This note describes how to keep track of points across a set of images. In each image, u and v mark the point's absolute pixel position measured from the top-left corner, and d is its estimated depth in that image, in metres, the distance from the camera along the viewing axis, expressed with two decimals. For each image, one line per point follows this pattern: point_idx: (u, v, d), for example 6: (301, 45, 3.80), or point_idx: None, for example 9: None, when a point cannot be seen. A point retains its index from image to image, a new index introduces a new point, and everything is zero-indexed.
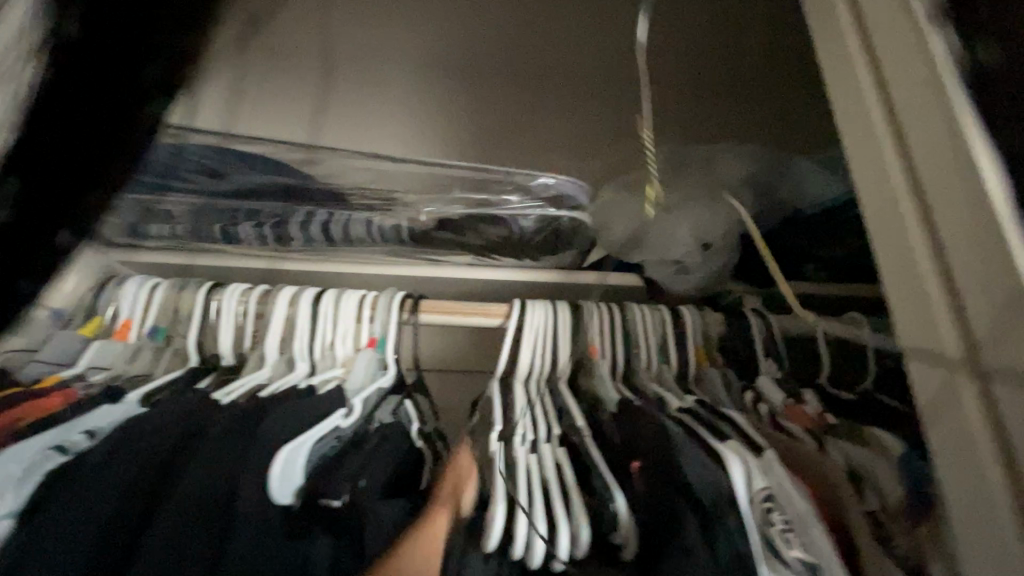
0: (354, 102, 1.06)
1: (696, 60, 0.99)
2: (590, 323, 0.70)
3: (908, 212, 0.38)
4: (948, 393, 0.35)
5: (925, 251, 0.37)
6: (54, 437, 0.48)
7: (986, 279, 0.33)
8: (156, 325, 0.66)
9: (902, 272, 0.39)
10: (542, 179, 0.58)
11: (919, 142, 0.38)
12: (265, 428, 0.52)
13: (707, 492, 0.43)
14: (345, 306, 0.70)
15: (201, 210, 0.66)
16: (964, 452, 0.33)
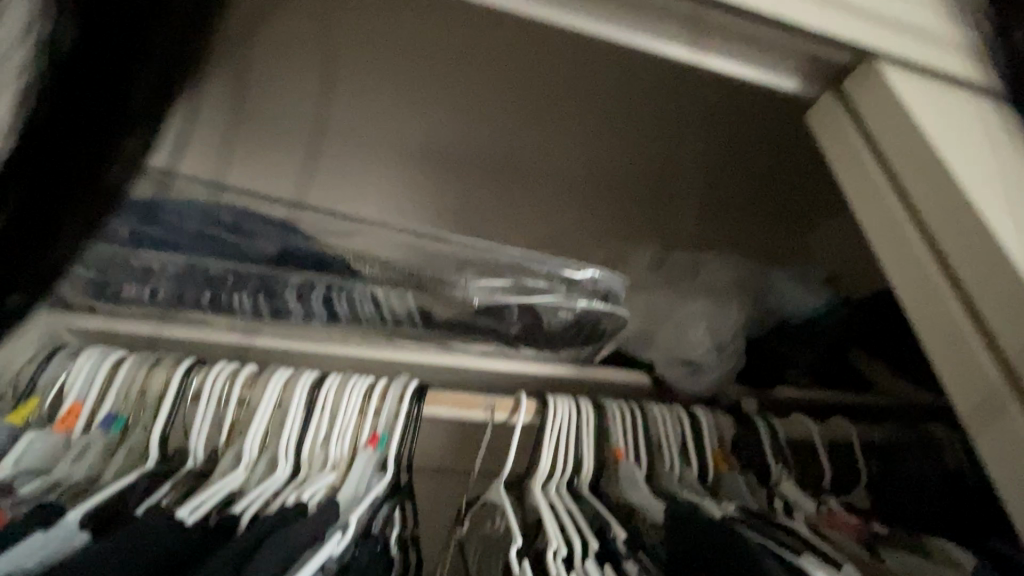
0: (331, 170, 0.96)
1: (677, 176, 1.07)
2: (613, 422, 0.68)
3: (960, 318, 0.46)
4: None
5: (986, 352, 0.44)
6: None
7: None
8: (114, 412, 0.55)
9: (962, 373, 0.46)
10: (591, 273, 0.59)
11: (965, 263, 0.46)
12: (268, 553, 0.40)
13: None
14: (349, 396, 0.60)
15: (190, 277, 0.56)
16: None
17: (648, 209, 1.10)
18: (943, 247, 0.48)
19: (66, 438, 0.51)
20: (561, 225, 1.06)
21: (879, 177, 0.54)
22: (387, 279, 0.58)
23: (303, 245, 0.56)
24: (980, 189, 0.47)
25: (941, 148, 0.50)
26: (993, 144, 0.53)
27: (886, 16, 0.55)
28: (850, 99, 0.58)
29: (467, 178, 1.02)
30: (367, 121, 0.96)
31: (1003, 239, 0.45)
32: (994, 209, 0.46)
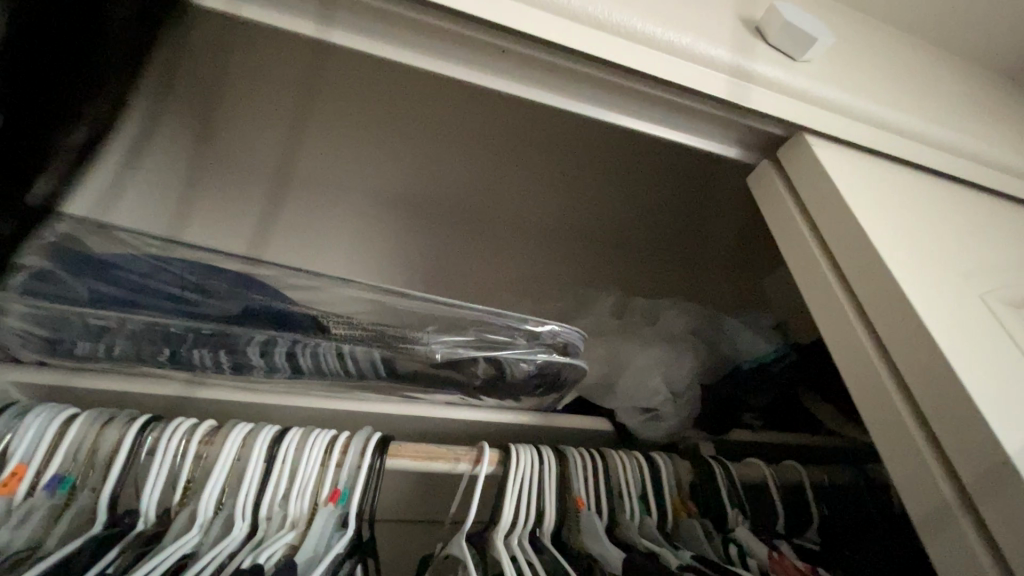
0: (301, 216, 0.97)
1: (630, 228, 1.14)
2: (575, 471, 0.69)
3: (880, 370, 0.49)
4: (945, 513, 0.43)
5: (904, 402, 0.47)
6: None
7: (961, 417, 0.43)
8: (61, 474, 0.53)
9: (883, 422, 0.48)
10: (550, 326, 0.62)
11: (883, 320, 0.50)
12: None
13: None
14: (310, 449, 0.60)
15: (145, 334, 0.55)
16: (964, 556, 0.42)
17: (610, 256, 1.14)
18: (863, 305, 0.52)
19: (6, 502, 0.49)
20: (527, 269, 1.09)
21: (811, 237, 0.59)
22: (352, 334, 0.59)
23: (257, 299, 0.56)
24: (897, 253, 0.53)
25: (863, 215, 0.55)
26: (907, 210, 0.59)
27: (809, 96, 0.62)
28: (784, 167, 0.64)
29: (435, 224, 1.05)
30: (336, 168, 0.98)
31: (917, 299, 0.49)
32: (909, 271, 0.51)
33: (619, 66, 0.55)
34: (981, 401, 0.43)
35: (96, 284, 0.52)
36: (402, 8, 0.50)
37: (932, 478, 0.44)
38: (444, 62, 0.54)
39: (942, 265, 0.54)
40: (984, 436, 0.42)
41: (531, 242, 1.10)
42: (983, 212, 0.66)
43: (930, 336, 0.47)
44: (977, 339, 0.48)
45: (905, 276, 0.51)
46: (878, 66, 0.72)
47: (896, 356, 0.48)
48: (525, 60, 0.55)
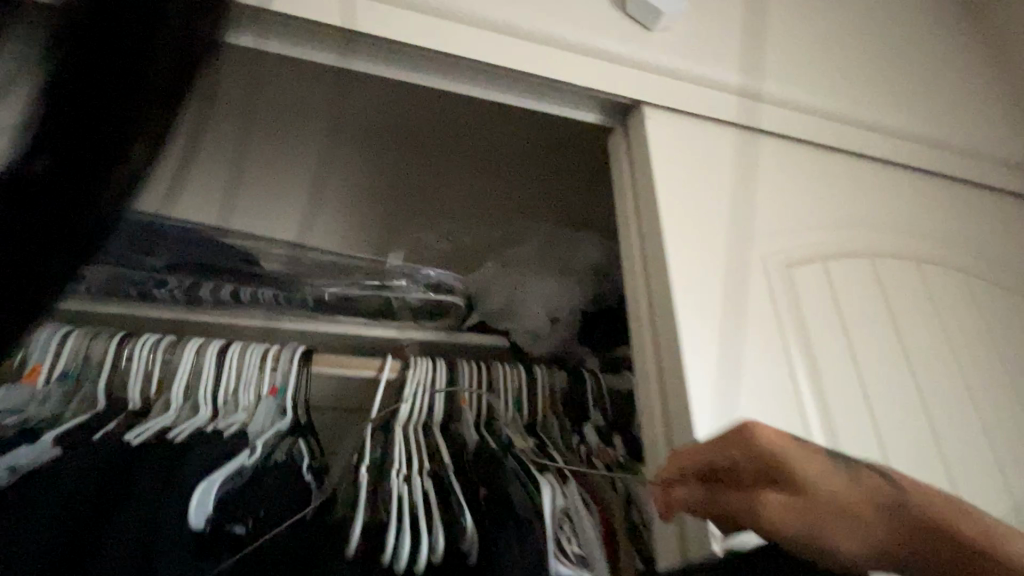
0: (259, 174, 1.15)
1: (542, 174, 1.30)
2: (463, 378, 0.88)
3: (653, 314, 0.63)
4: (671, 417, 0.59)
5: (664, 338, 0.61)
6: None
7: (694, 349, 0.57)
8: (67, 369, 0.74)
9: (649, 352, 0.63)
10: (426, 270, 0.81)
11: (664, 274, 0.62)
12: (178, 464, 0.60)
13: (520, 501, 0.60)
14: (249, 357, 0.80)
15: (117, 279, 0.74)
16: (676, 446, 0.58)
17: (540, 195, 1.30)
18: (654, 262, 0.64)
19: (33, 388, 0.71)
20: (464, 205, 1.24)
21: (630, 201, 0.70)
22: (276, 276, 0.79)
23: (206, 253, 0.74)
24: (677, 218, 0.64)
25: (662, 184, 0.66)
26: (715, 178, 0.69)
27: (644, 71, 0.71)
28: (629, 133, 0.73)
29: (379, 169, 1.22)
30: (284, 130, 1.18)
31: (685, 257, 0.62)
32: (682, 235, 0.63)
33: (462, 56, 0.65)
34: (699, 339, 0.57)
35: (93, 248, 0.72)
36: (271, 18, 0.61)
37: (652, 405, 0.58)
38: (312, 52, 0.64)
39: (719, 230, 0.65)
40: (699, 364, 0.56)
41: (468, 181, 1.26)
42: (807, 176, 0.75)
43: (685, 289, 0.60)
44: (715, 296, 0.60)
45: (682, 238, 0.63)
46: (732, 38, 0.79)
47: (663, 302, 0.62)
48: (385, 51, 0.65)
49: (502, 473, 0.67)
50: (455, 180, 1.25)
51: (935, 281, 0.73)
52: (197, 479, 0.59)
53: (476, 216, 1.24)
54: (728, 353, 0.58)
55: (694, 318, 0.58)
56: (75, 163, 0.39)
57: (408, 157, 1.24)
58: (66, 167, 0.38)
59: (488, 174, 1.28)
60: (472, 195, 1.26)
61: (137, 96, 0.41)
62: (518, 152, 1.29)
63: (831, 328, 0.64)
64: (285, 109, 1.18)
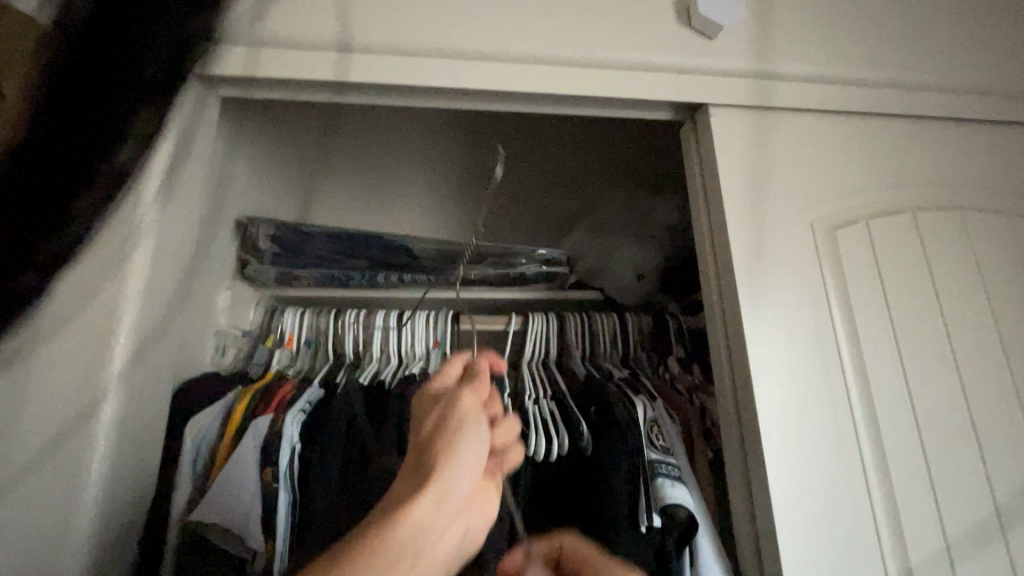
0: (373, 181, 1.35)
1: (609, 151, 1.42)
2: (569, 326, 1.14)
3: (712, 282, 0.83)
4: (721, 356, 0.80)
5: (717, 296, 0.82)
6: (299, 403, 0.86)
7: (738, 306, 0.77)
8: (309, 337, 1.07)
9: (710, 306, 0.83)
10: (540, 250, 1.11)
11: (720, 246, 0.82)
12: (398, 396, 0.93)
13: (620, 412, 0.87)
14: (417, 321, 1.10)
15: (325, 276, 1.07)
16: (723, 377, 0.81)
17: (625, 159, 1.43)
18: (714, 237, 0.83)
19: (293, 350, 1.05)
20: (556, 177, 1.42)
21: (699, 189, 0.88)
22: (429, 265, 1.10)
23: (385, 253, 1.08)
24: (735, 201, 0.81)
25: (722, 175, 0.83)
26: (766, 163, 0.84)
27: (707, 77, 0.86)
28: (695, 128, 0.89)
29: (477, 155, 1.40)
30: (386, 144, 1.37)
31: (736, 235, 0.80)
32: (738, 217, 0.81)
33: (557, 93, 0.84)
34: (744, 295, 0.77)
35: (312, 257, 1.06)
36: (414, 88, 0.83)
37: (718, 343, 0.81)
38: (441, 104, 0.86)
39: (769, 208, 0.82)
40: (741, 317, 0.77)
41: (557, 156, 1.41)
42: (855, 145, 0.87)
43: (739, 260, 0.79)
44: (763, 263, 0.79)
45: (737, 219, 0.80)
46: (789, 24, 0.89)
47: (720, 271, 0.82)
48: (495, 97, 0.86)
49: (607, 395, 0.93)
50: (546, 156, 1.41)
51: (974, 229, 0.84)
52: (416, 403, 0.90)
53: (568, 186, 1.42)
54: (773, 304, 0.78)
55: (742, 282, 0.78)
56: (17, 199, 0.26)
57: (496, 148, 1.41)
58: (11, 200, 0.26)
59: (572, 150, 1.42)
60: (565, 164, 1.42)
61: (119, 120, 0.27)
62: (585, 135, 1.41)
63: (867, 281, 0.80)
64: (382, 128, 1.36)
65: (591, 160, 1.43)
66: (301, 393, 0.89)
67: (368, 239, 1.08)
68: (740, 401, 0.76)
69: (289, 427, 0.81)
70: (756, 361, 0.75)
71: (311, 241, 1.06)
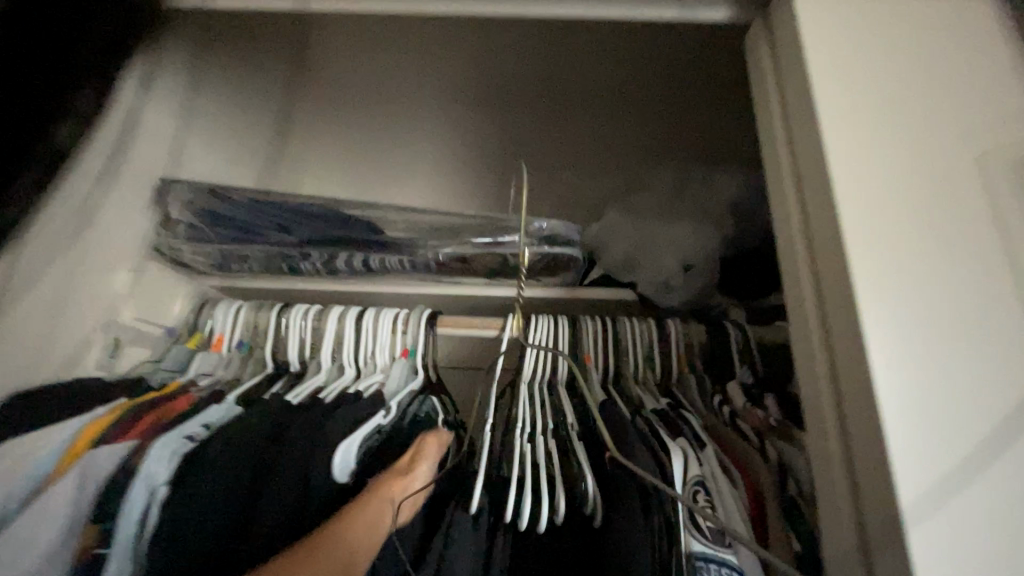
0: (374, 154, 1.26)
1: (647, 104, 1.21)
2: (586, 334, 0.82)
3: (802, 261, 0.51)
4: (814, 380, 0.48)
5: (810, 284, 0.50)
6: (187, 427, 0.65)
7: (846, 303, 0.45)
8: (242, 339, 0.84)
9: (796, 300, 0.51)
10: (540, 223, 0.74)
11: (814, 202, 0.49)
12: (329, 424, 0.66)
13: (647, 470, 0.54)
14: (382, 322, 0.85)
15: (269, 257, 0.83)
16: (818, 424, 0.47)
17: (666, 113, 1.20)
18: (805, 190, 0.51)
19: (219, 354, 0.82)
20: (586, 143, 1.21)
21: (780, 116, 0.56)
22: (397, 244, 0.80)
23: (337, 229, 0.79)
24: (849, 123, 0.48)
25: (822, 87, 0.50)
26: (901, 68, 0.50)
27: None
28: (773, 28, 0.58)
29: (494, 111, 1.25)
30: (399, 93, 1.25)
31: (843, 180, 0.46)
32: (849, 148, 0.47)
33: None
34: (860, 278, 0.44)
35: (247, 231, 0.80)
36: None
37: (818, 370, 0.48)
38: (385, 11, 0.61)
39: (908, 138, 0.48)
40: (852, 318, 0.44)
41: (587, 115, 1.22)
42: None
43: (854, 215, 0.45)
44: (902, 225, 0.45)
45: (850, 152, 0.47)
46: None
47: (816, 243, 0.49)
48: None
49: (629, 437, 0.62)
50: (564, 118, 1.22)
51: None
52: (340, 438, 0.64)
53: None
54: (926, 301, 0.43)
55: (852, 255, 0.44)
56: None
57: (525, 97, 1.23)
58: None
59: (602, 98, 1.21)
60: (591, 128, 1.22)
61: None
62: (622, 80, 1.19)
63: None
64: (388, 80, 1.23)
65: (627, 117, 1.21)
66: (196, 412, 0.69)
67: (316, 205, 0.80)
68: (861, 478, 0.43)
69: (150, 469, 0.58)
70: (897, 402, 0.40)
71: (250, 209, 0.80)
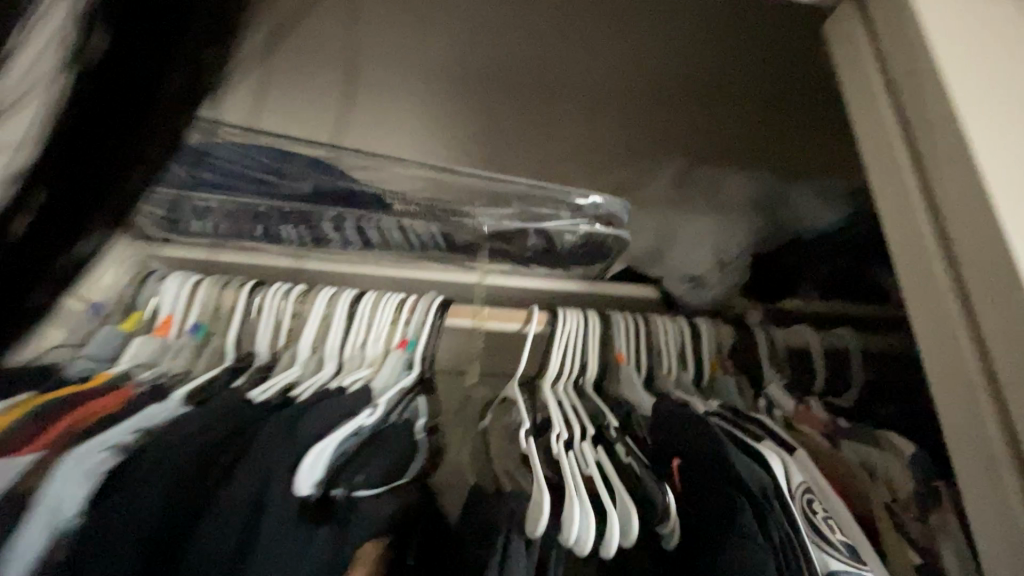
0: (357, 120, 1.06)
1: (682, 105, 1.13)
2: (618, 332, 0.75)
3: (934, 252, 0.47)
4: (962, 386, 0.44)
5: (947, 279, 0.46)
6: (109, 437, 0.48)
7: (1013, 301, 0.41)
8: (198, 321, 0.66)
9: (922, 295, 0.47)
10: (592, 198, 0.66)
11: (950, 192, 0.46)
12: (312, 423, 0.51)
13: (753, 480, 0.48)
14: (381, 309, 0.69)
15: (241, 213, 0.67)
16: (969, 436, 0.43)
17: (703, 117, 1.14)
18: (931, 179, 0.48)
19: (164, 340, 0.64)
20: (594, 128, 1.10)
21: (882, 98, 0.53)
22: (406, 210, 0.68)
23: (328, 177, 0.65)
24: (983, 115, 0.47)
25: (953, 77, 0.48)
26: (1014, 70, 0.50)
27: None
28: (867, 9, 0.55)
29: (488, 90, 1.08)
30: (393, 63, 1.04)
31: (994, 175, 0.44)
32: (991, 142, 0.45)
33: None
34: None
35: (213, 173, 0.63)
36: None
37: (963, 371, 0.44)
38: None
39: None
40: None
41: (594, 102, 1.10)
42: None
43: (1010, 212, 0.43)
44: None
45: (993, 145, 0.45)
46: None
47: (953, 236, 0.46)
48: None
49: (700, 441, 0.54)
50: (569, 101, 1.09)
51: None
52: (316, 441, 0.49)
53: (610, 152, 1.10)
54: None
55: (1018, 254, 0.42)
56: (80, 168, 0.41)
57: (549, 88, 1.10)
58: (83, 125, 0.39)
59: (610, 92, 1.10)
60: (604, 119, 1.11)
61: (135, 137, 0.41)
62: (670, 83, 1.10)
63: None
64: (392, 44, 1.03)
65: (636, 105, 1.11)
66: (132, 413, 0.52)
67: (313, 154, 0.65)
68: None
69: (49, 498, 0.42)
70: None
71: (223, 147, 0.62)
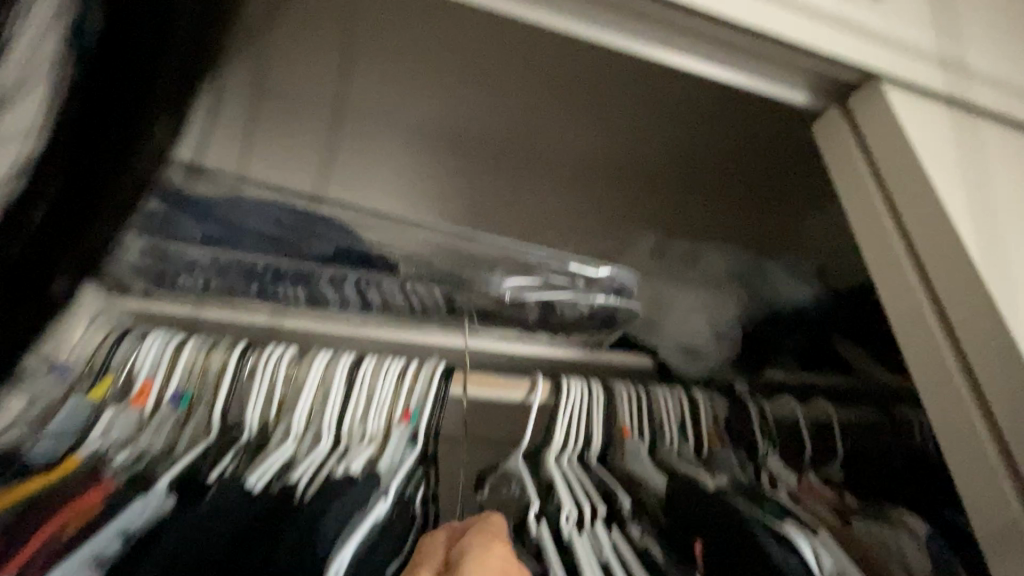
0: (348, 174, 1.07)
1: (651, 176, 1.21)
2: (622, 403, 0.75)
3: (939, 341, 0.52)
4: (980, 468, 0.48)
5: (955, 366, 0.51)
6: (90, 545, 0.41)
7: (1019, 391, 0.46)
8: (181, 389, 0.61)
9: (931, 378, 0.52)
10: (607, 270, 0.67)
11: (950, 288, 0.52)
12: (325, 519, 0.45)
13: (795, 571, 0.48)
14: (383, 377, 0.64)
15: (231, 268, 0.62)
16: (992, 516, 0.46)
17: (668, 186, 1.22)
18: (930, 274, 0.53)
19: (141, 413, 0.58)
20: (577, 197, 1.15)
21: (876, 194, 0.58)
22: (417, 274, 0.66)
23: (337, 237, 0.63)
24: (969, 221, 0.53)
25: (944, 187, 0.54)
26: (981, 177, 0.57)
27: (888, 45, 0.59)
28: (854, 114, 0.62)
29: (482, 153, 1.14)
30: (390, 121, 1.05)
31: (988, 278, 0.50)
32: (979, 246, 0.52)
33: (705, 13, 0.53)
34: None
35: (203, 221, 0.59)
36: None
37: (981, 455, 0.48)
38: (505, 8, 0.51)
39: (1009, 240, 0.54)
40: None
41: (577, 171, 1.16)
42: None
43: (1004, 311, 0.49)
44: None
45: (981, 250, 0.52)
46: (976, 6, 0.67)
47: (956, 327, 0.51)
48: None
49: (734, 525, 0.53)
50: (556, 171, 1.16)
51: None
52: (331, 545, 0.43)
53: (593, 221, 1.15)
54: None
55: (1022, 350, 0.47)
56: (81, 177, 0.44)
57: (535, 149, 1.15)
58: (87, 131, 0.43)
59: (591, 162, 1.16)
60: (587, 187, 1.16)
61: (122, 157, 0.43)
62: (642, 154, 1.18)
63: None
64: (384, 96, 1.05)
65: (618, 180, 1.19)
66: (113, 513, 0.45)
67: (314, 210, 0.64)
68: None
69: None
70: None
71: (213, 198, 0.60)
